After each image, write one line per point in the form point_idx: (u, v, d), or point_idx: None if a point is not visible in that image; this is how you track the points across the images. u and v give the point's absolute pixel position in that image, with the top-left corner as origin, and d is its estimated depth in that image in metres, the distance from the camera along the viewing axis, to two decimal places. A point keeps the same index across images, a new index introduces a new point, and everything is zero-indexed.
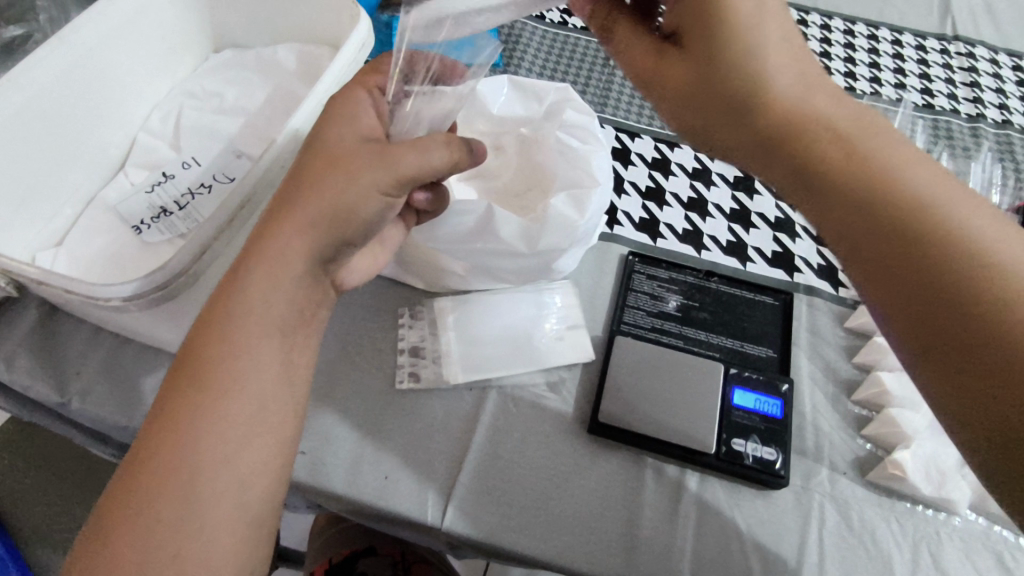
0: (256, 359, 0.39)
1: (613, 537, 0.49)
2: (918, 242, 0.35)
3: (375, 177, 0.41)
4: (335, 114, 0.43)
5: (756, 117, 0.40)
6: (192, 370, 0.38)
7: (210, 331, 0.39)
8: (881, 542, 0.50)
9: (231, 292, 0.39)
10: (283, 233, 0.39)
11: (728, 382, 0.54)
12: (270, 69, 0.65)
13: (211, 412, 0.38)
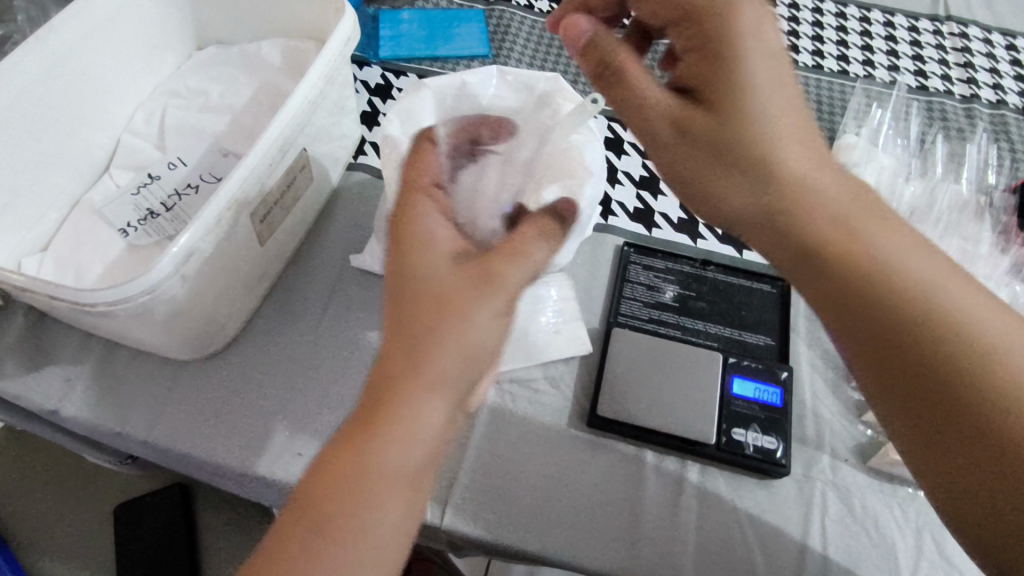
0: (408, 470, 0.37)
1: (615, 531, 0.49)
2: (908, 317, 0.36)
3: (485, 310, 0.39)
4: (407, 242, 0.41)
5: (763, 184, 0.41)
6: (354, 470, 0.36)
7: (339, 491, 0.35)
8: (884, 528, 0.49)
9: (359, 451, 0.36)
10: (423, 388, 0.37)
11: (727, 371, 0.54)
12: (255, 66, 0.64)
13: (359, 510, 0.35)
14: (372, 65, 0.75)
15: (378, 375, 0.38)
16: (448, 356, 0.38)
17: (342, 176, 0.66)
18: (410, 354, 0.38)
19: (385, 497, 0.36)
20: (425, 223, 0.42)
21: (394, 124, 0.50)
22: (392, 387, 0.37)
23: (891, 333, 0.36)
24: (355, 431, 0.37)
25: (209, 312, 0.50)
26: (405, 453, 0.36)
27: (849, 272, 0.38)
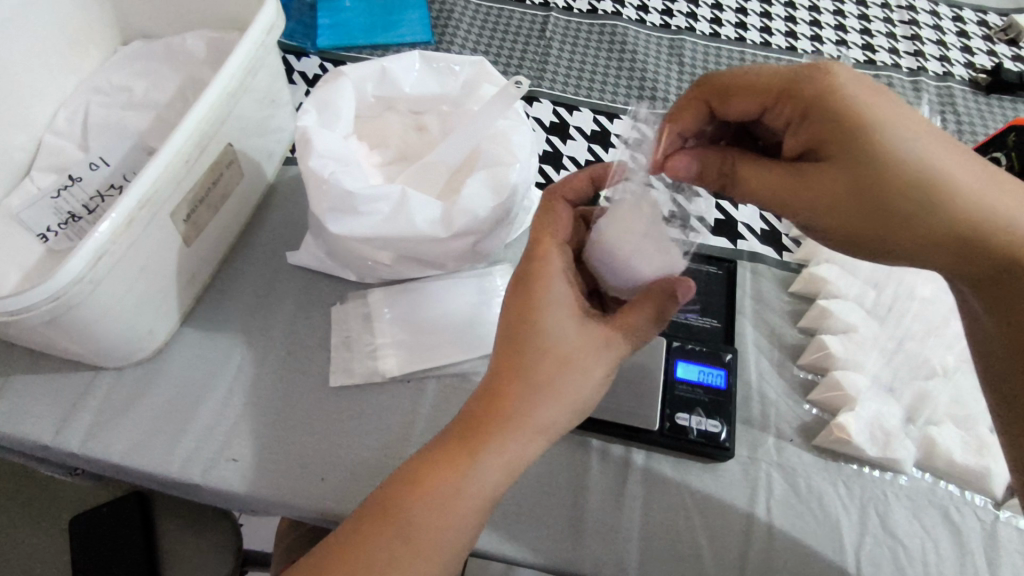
0: (486, 495, 0.39)
1: (559, 522, 0.48)
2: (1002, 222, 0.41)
3: (609, 362, 0.41)
4: (556, 274, 0.42)
5: (945, 211, 0.41)
6: (454, 492, 0.38)
7: (417, 497, 0.38)
8: (829, 507, 0.49)
9: (459, 475, 0.39)
10: (521, 437, 0.39)
11: (671, 356, 0.53)
12: (180, 59, 0.61)
13: (444, 523, 0.38)
14: (309, 55, 0.73)
15: (483, 400, 0.40)
16: (566, 410, 0.40)
17: (278, 171, 0.64)
18: (536, 387, 0.39)
19: (461, 518, 0.39)
20: (555, 272, 0.42)
21: (310, 115, 0.46)
22: (502, 415, 0.39)
23: (961, 241, 0.42)
24: (453, 450, 0.39)
25: (132, 317, 0.49)
26: (493, 479, 0.39)
27: (950, 202, 0.41)
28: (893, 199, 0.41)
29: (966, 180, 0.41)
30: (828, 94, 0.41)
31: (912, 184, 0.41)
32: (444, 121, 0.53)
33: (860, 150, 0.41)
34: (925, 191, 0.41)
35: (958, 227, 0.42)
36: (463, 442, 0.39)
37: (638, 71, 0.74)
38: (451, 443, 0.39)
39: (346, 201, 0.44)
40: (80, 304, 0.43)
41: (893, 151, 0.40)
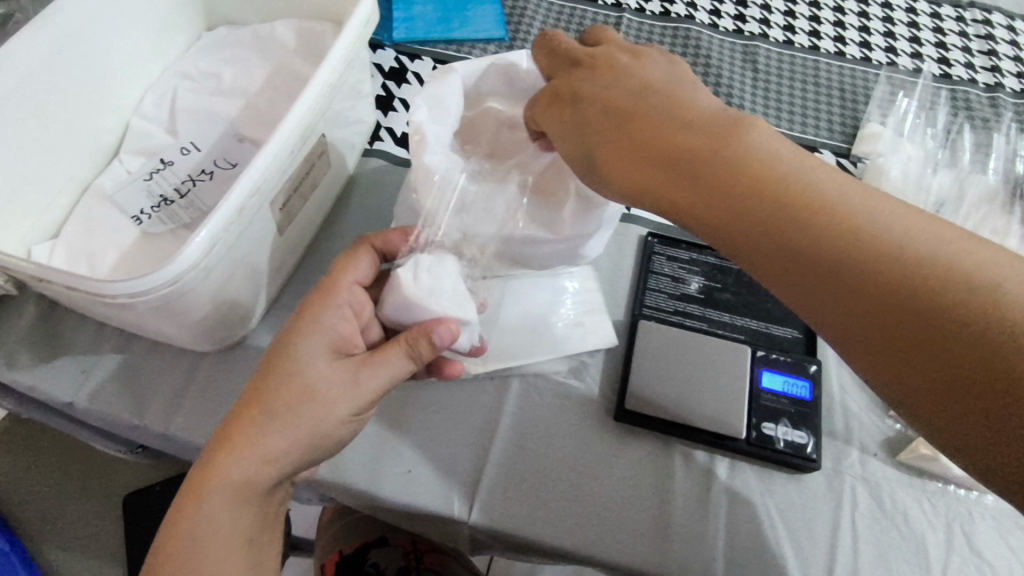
0: (260, 481, 0.39)
1: (645, 525, 0.48)
2: (879, 253, 0.32)
3: (345, 403, 0.42)
4: (305, 318, 0.44)
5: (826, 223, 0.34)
6: (209, 488, 0.38)
7: (190, 506, 0.38)
8: (914, 523, 0.49)
9: (218, 484, 0.38)
10: (247, 458, 0.39)
11: (755, 364, 0.53)
12: (269, 48, 0.61)
13: (184, 533, 0.38)
14: (385, 48, 0.73)
15: (232, 422, 0.40)
16: (331, 431, 0.41)
17: (358, 162, 0.65)
18: (260, 391, 0.41)
19: (206, 509, 0.38)
20: (314, 312, 0.44)
21: (421, 111, 0.46)
22: (247, 408, 0.40)
23: (926, 287, 0.31)
24: (238, 425, 0.40)
25: (228, 303, 0.49)
26: (247, 468, 0.39)
27: (823, 233, 0.34)
28: (783, 236, 0.35)
29: (865, 203, 0.34)
30: (669, 114, 0.40)
31: (811, 213, 0.34)
32: None
33: (711, 175, 0.37)
34: (818, 214, 0.34)
35: (866, 276, 0.32)
36: (230, 431, 0.40)
37: (712, 76, 0.74)
38: (229, 423, 0.40)
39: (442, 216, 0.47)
40: (190, 289, 0.43)
41: (750, 170, 0.36)
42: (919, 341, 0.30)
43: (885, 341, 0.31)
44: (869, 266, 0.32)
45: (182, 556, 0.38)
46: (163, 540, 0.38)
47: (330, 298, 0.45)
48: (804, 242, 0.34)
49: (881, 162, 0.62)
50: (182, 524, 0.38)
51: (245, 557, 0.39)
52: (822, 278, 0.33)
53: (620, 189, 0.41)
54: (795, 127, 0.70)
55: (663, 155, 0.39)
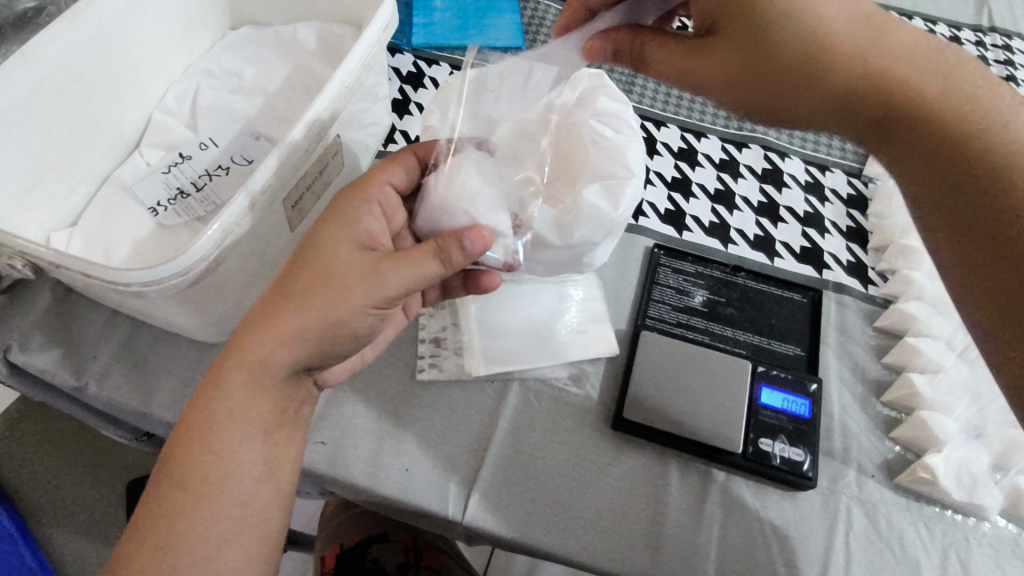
0: (278, 363, 0.40)
1: (637, 535, 0.48)
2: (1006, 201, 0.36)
3: (362, 295, 0.41)
4: (339, 213, 0.45)
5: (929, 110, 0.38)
6: (234, 361, 0.39)
7: (213, 377, 0.39)
8: (909, 547, 0.49)
9: (242, 361, 0.39)
10: (266, 341, 0.39)
11: (755, 380, 0.53)
12: (289, 48, 0.63)
13: (206, 400, 0.39)
14: (404, 53, 0.74)
15: (264, 298, 0.41)
16: (349, 318, 0.41)
17: (371, 163, 0.66)
18: (287, 276, 0.41)
19: (231, 384, 0.39)
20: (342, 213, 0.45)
21: None
22: (272, 294, 0.41)
23: (1006, 235, 0.35)
24: (266, 304, 0.40)
25: (238, 296, 0.50)
26: (268, 348, 0.39)
27: (968, 151, 0.37)
28: (917, 126, 0.39)
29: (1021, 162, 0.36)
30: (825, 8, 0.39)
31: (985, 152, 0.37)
32: None
33: (886, 89, 0.39)
34: (973, 125, 0.37)
35: (978, 212, 0.36)
36: (258, 312, 0.40)
37: None
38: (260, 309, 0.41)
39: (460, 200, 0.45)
40: (200, 280, 0.44)
41: (961, 116, 0.37)
42: (995, 274, 0.36)
43: (974, 267, 0.37)
44: (988, 207, 0.36)
45: (200, 429, 0.39)
46: (184, 418, 0.39)
47: (360, 198, 0.46)
48: (936, 160, 0.38)
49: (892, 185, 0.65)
50: (207, 397, 0.39)
51: (257, 445, 0.41)
52: (946, 207, 0.38)
53: (769, 75, 0.41)
54: (808, 145, 0.70)
55: (847, 79, 0.39)
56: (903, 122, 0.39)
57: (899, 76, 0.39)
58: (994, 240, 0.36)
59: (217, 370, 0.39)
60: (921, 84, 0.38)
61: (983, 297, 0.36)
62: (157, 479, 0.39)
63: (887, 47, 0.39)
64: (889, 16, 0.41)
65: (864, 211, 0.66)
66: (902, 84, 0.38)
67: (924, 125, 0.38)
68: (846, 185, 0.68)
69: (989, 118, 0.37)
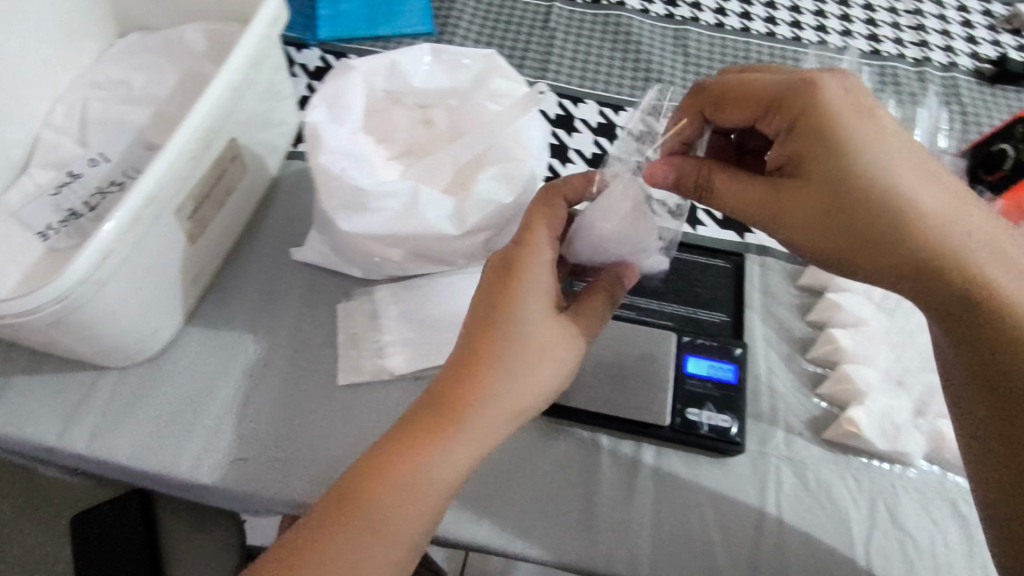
0: (478, 451, 0.39)
1: (570, 518, 0.48)
2: (1005, 312, 0.40)
3: (557, 358, 0.41)
4: (539, 276, 0.41)
5: (920, 253, 0.40)
6: (413, 451, 0.38)
7: (406, 454, 0.38)
8: (838, 500, 0.49)
9: (440, 442, 0.38)
10: (478, 419, 0.38)
11: (681, 350, 0.53)
12: (180, 53, 0.60)
13: (380, 494, 0.37)
14: (309, 47, 0.71)
15: (450, 375, 0.39)
16: (528, 394, 0.40)
17: (282, 164, 0.63)
18: (530, 340, 0.40)
19: (415, 476, 0.37)
20: (535, 265, 0.41)
21: (317, 113, 0.44)
22: (486, 360, 0.39)
23: (1010, 338, 0.40)
24: (457, 386, 0.39)
25: (137, 315, 0.48)
26: (469, 435, 0.38)
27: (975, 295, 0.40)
28: (902, 264, 0.40)
29: (1011, 278, 0.40)
30: (813, 101, 0.41)
31: (955, 264, 0.40)
32: (452, 115, 0.52)
33: (918, 218, 0.40)
34: (931, 267, 0.40)
35: (980, 328, 0.41)
36: (479, 380, 0.39)
37: (643, 62, 0.74)
38: (461, 380, 0.39)
39: (356, 198, 0.41)
40: (85, 304, 0.42)
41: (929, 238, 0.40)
42: (996, 397, 0.41)
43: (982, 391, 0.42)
44: (986, 320, 0.40)
45: (356, 516, 0.37)
46: (341, 489, 0.38)
47: (544, 233, 0.42)
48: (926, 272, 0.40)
49: None
50: (382, 487, 0.37)
51: (427, 526, 0.38)
52: (954, 318, 0.41)
53: (822, 211, 0.41)
54: None
55: (874, 192, 0.39)
56: (877, 258, 0.41)
57: (921, 204, 0.40)
58: (1004, 351, 0.40)
59: (412, 438, 0.38)
60: (933, 203, 0.40)
61: (989, 410, 0.42)
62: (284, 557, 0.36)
63: (916, 185, 0.40)
64: (875, 135, 0.40)
65: None
66: (921, 216, 0.40)
67: (923, 246, 0.40)
68: None
69: (955, 230, 0.40)
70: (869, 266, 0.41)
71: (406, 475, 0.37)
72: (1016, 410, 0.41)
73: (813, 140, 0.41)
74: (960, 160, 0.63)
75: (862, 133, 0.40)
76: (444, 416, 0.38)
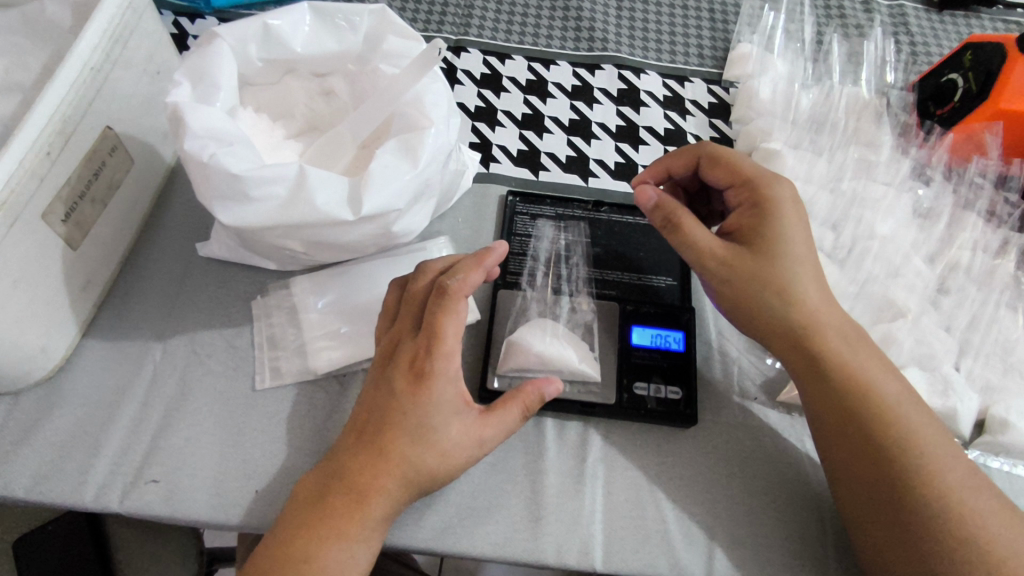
0: (395, 512, 0.41)
1: (517, 511, 0.45)
2: (887, 427, 0.39)
3: (467, 442, 0.42)
4: (440, 374, 0.42)
5: (842, 377, 0.41)
6: (334, 513, 0.40)
7: (322, 514, 0.40)
8: (796, 464, 0.47)
9: (359, 506, 0.40)
10: (388, 488, 0.41)
11: (625, 321, 0.50)
12: (43, 30, 0.52)
13: (301, 548, 0.39)
14: (204, 16, 0.63)
15: (367, 440, 0.41)
16: (437, 471, 0.41)
17: (179, 151, 0.57)
18: (425, 435, 0.41)
19: (327, 546, 0.39)
20: (430, 364, 0.42)
21: (181, 89, 0.38)
22: (390, 448, 0.41)
23: (902, 453, 0.39)
24: (365, 467, 0.41)
25: (13, 336, 0.42)
26: (387, 505, 0.41)
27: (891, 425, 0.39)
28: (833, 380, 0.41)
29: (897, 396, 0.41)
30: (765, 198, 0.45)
31: (844, 372, 0.41)
32: (352, 84, 0.46)
33: (806, 323, 0.42)
34: (864, 390, 0.41)
35: (863, 436, 0.40)
36: (377, 458, 0.41)
37: (573, 11, 0.68)
38: (364, 457, 0.41)
39: (227, 181, 0.36)
40: None
41: (829, 346, 0.42)
42: (883, 493, 0.39)
43: (869, 491, 0.39)
44: (871, 423, 0.40)
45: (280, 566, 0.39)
46: (266, 550, 0.40)
47: (451, 343, 0.42)
48: (822, 373, 0.42)
49: (750, 84, 0.59)
50: (301, 541, 0.40)
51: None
52: (842, 421, 0.41)
53: (732, 270, 0.44)
54: (663, 56, 0.66)
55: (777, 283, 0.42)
56: (789, 342, 0.43)
57: (818, 301, 0.43)
58: (898, 473, 0.38)
59: (323, 508, 0.40)
60: (826, 310, 0.43)
61: (870, 502, 0.39)
62: None
63: (813, 290, 0.43)
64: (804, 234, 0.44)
65: (728, 119, 0.61)
66: (811, 317, 0.42)
67: (824, 350, 0.42)
68: (707, 94, 0.63)
69: (856, 345, 0.42)
70: (769, 341, 0.44)
71: (322, 549, 0.39)
72: (896, 515, 0.38)
73: (747, 214, 0.45)
74: (909, 94, 0.60)
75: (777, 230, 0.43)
76: (350, 497, 0.40)
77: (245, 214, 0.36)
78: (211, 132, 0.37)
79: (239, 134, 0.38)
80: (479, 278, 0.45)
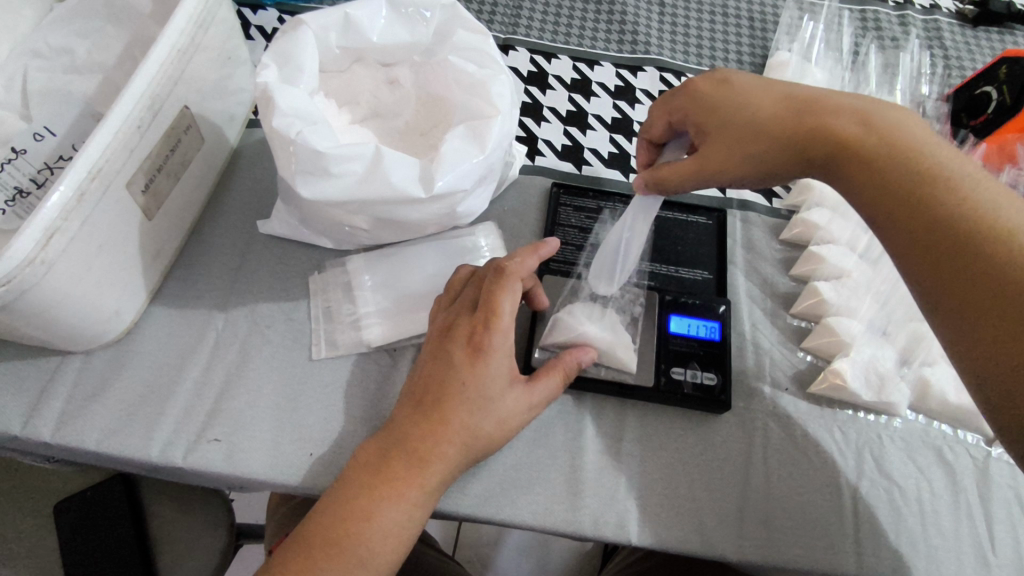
0: (450, 479, 0.44)
1: (557, 485, 0.47)
2: (966, 211, 0.36)
3: (519, 410, 0.45)
4: (495, 348, 0.45)
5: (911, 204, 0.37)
6: (394, 479, 0.42)
7: (381, 479, 0.42)
8: (825, 452, 0.49)
9: (416, 472, 0.42)
10: (444, 455, 0.43)
11: (663, 310, 0.52)
12: (123, 14, 0.56)
13: (362, 513, 0.41)
14: (265, 8, 0.66)
15: (426, 409, 0.44)
16: (490, 438, 0.44)
17: (240, 135, 0.60)
18: (482, 405, 0.44)
19: (387, 510, 0.42)
20: (488, 339, 0.45)
21: (270, 72, 0.42)
22: (448, 419, 0.43)
23: (966, 219, 0.35)
24: (424, 436, 0.43)
25: (94, 297, 0.45)
26: (443, 470, 0.43)
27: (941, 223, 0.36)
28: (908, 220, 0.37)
29: (934, 141, 0.39)
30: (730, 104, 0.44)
31: (887, 144, 0.39)
32: (418, 74, 0.50)
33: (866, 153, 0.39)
34: (935, 193, 0.37)
35: (942, 239, 0.36)
36: (434, 427, 0.43)
37: (616, 14, 0.71)
38: (422, 424, 0.43)
39: (309, 157, 0.39)
40: (35, 288, 0.40)
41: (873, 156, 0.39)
42: (980, 276, 0.34)
43: (972, 309, 0.34)
44: (949, 222, 0.36)
45: (341, 527, 0.41)
46: (325, 510, 0.42)
47: (507, 316, 0.45)
48: (903, 198, 0.38)
49: None
50: (362, 505, 0.42)
51: (401, 544, 0.42)
52: (923, 245, 0.37)
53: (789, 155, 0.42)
54: (702, 61, 0.68)
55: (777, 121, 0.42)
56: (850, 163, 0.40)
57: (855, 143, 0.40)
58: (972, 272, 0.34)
59: (383, 474, 0.42)
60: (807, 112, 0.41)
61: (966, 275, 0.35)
62: (292, 556, 0.41)
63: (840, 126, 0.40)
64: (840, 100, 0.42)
65: None
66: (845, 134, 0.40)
67: (899, 206, 0.38)
68: None
69: (884, 147, 0.39)
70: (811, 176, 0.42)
71: (383, 511, 0.42)
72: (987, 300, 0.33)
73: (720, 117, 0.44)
74: (941, 106, 0.62)
75: (767, 113, 0.42)
76: (408, 463, 0.42)
77: (321, 187, 0.40)
78: (298, 113, 0.41)
79: (316, 115, 0.42)
80: (533, 263, 0.48)
